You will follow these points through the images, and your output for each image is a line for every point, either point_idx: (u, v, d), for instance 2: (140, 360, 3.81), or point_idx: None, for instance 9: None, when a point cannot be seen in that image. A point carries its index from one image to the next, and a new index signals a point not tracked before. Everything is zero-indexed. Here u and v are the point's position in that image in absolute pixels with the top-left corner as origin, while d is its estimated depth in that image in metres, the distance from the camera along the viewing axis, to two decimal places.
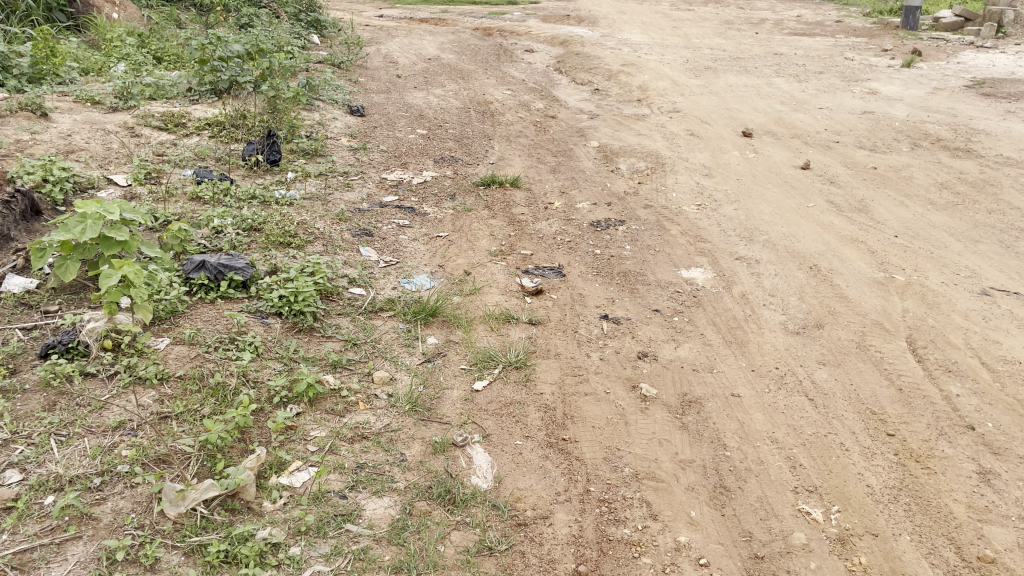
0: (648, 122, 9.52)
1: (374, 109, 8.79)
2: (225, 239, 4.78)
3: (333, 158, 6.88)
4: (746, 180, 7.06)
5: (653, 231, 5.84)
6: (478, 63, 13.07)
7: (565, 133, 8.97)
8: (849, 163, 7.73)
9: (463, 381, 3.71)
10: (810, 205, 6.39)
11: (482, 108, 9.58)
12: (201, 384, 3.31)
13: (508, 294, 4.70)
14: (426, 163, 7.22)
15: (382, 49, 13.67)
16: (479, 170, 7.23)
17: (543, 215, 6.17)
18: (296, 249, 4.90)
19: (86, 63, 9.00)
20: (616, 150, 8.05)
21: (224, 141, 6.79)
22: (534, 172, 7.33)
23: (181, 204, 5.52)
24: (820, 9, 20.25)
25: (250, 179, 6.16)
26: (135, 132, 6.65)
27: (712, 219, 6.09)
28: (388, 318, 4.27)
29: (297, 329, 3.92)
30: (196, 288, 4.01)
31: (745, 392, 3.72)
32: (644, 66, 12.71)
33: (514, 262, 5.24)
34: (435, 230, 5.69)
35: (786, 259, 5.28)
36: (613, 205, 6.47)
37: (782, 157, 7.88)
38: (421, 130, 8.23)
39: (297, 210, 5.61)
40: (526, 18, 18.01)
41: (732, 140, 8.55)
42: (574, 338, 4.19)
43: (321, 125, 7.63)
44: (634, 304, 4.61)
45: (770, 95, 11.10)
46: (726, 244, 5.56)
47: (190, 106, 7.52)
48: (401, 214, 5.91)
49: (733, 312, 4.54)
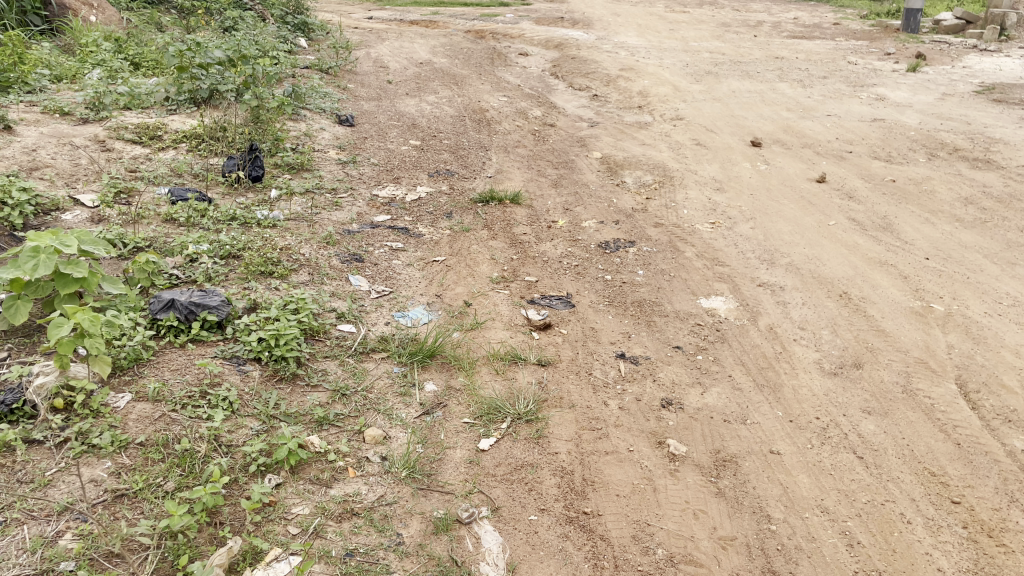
0: (651, 131, 9.11)
1: (364, 118, 8.35)
2: (200, 269, 4.33)
3: (320, 173, 6.44)
4: (760, 195, 6.65)
5: (666, 253, 5.42)
6: (472, 67, 12.64)
7: (565, 143, 8.55)
8: (866, 175, 7.33)
9: (467, 439, 3.27)
10: (831, 223, 5.97)
11: (477, 116, 9.15)
12: (165, 453, 2.86)
13: (513, 328, 4.27)
14: (419, 178, 6.78)
15: (372, 53, 13.23)
16: (476, 184, 6.80)
17: (546, 236, 5.74)
18: (279, 278, 4.46)
19: (59, 70, 8.54)
20: (620, 162, 7.64)
21: (202, 155, 6.34)
22: (535, 186, 6.90)
23: (154, 227, 5.07)
24: (817, 11, 19.89)
25: (230, 198, 5.71)
26: (106, 146, 6.20)
27: (729, 239, 5.67)
28: (381, 360, 3.83)
29: (278, 377, 3.47)
30: (164, 331, 3.56)
31: (785, 448, 3.30)
32: (643, 71, 12.29)
33: (518, 290, 4.80)
34: (431, 254, 5.25)
35: (813, 286, 4.86)
36: (621, 223, 6.05)
37: (795, 169, 7.48)
38: (413, 140, 7.79)
39: (280, 232, 5.17)
40: (518, 20, 17.58)
41: (740, 150, 8.14)
42: (589, 383, 3.75)
43: (308, 137, 7.18)
44: (652, 340, 4.19)
45: (775, 101, 10.72)
46: (746, 268, 5.14)
47: (167, 117, 7.06)
48: (393, 235, 5.47)
49: (761, 348, 4.12)
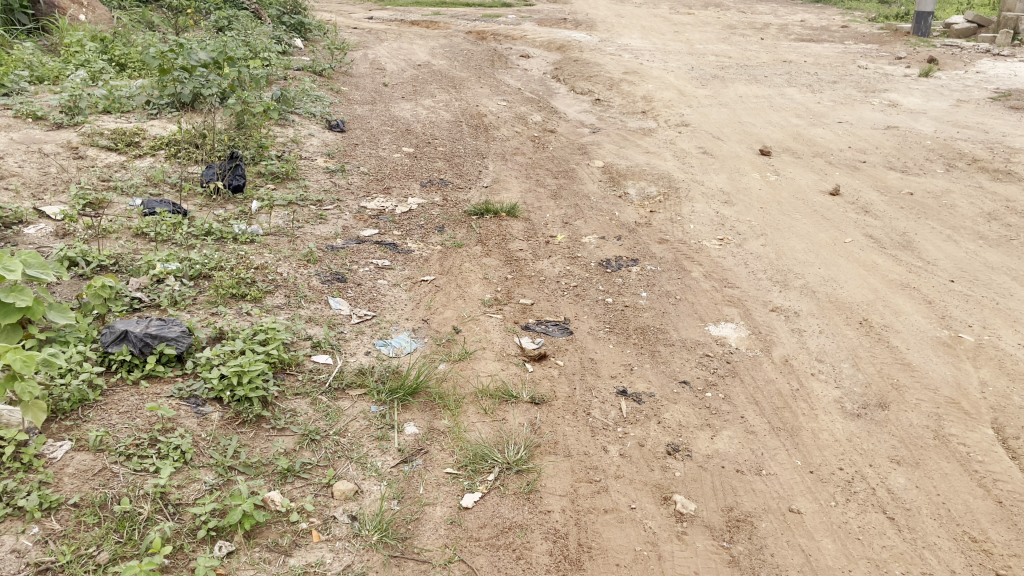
0: (656, 138, 8.76)
1: (356, 123, 8.00)
2: (165, 292, 3.98)
3: (306, 182, 6.09)
4: (770, 208, 6.29)
5: (672, 273, 5.06)
6: (471, 70, 12.28)
7: (565, 150, 8.20)
8: (881, 187, 6.97)
9: (449, 494, 2.92)
10: (847, 240, 5.62)
11: (475, 121, 8.79)
12: (101, 516, 2.52)
13: (506, 359, 3.91)
14: (411, 188, 6.42)
15: (369, 54, 12.88)
16: (470, 195, 6.45)
17: (544, 252, 5.39)
18: (252, 302, 4.11)
19: (40, 70, 8.20)
20: (623, 171, 7.28)
21: (182, 163, 5.99)
22: (533, 198, 6.54)
23: (122, 242, 4.72)
24: (825, 13, 19.51)
25: (208, 210, 5.36)
26: (78, 152, 5.84)
27: (738, 258, 5.31)
28: (357, 396, 3.47)
29: (240, 420, 3.12)
30: (115, 367, 3.21)
31: (806, 506, 2.95)
32: (647, 74, 11.93)
33: (512, 313, 4.45)
34: (420, 273, 4.89)
35: (831, 312, 4.51)
36: (623, 238, 5.69)
37: (806, 180, 7.12)
38: (406, 147, 7.44)
39: (258, 248, 4.82)
40: (521, 21, 17.23)
41: (749, 159, 7.78)
42: (587, 425, 3.40)
43: (295, 143, 6.83)
44: (657, 374, 3.83)
45: (784, 107, 10.36)
46: (758, 291, 4.78)
47: (147, 121, 6.71)
48: (380, 252, 5.12)
49: (777, 384, 3.76)
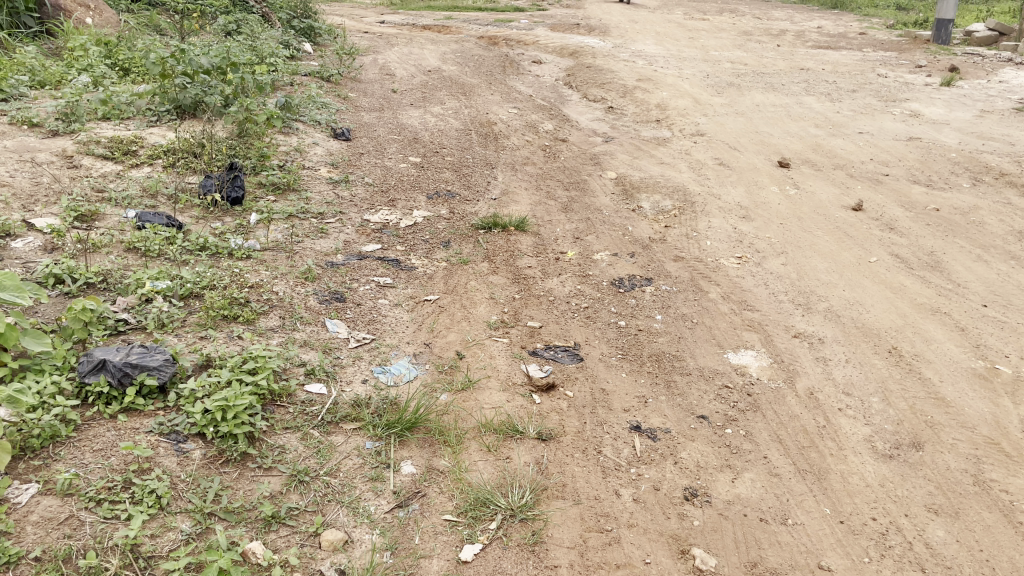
0: (670, 148, 8.52)
1: (363, 131, 7.79)
2: (152, 314, 3.77)
3: (308, 193, 5.88)
4: (790, 224, 6.03)
5: (688, 294, 4.81)
6: (482, 76, 12.07)
7: (577, 160, 7.96)
8: (905, 202, 6.70)
9: (447, 545, 2.68)
10: (872, 260, 5.36)
11: (484, 129, 8.58)
12: (65, 571, 2.30)
13: (511, 389, 3.67)
14: (417, 200, 6.20)
15: (379, 60, 12.69)
16: (478, 208, 6.23)
17: (554, 270, 5.15)
18: (244, 325, 3.89)
19: (42, 75, 8.04)
20: (636, 184, 7.04)
21: (180, 172, 5.79)
22: (543, 211, 6.31)
23: (112, 258, 4.51)
24: (842, 20, 19.20)
25: (204, 223, 5.16)
26: (73, 161, 5.65)
27: (757, 278, 5.06)
28: (351, 431, 3.24)
29: (223, 459, 2.90)
30: (92, 399, 3.00)
31: (837, 563, 2.71)
32: (662, 82, 11.69)
33: (519, 337, 4.21)
34: (424, 292, 4.67)
35: (857, 339, 4.25)
36: (637, 255, 5.44)
37: (827, 195, 6.85)
38: (413, 157, 7.22)
39: (254, 265, 4.60)
40: (533, 26, 17.04)
41: (767, 171, 7.53)
42: (598, 465, 3.16)
43: (298, 152, 6.62)
44: (673, 407, 3.59)
45: (802, 116, 10.10)
46: (779, 315, 4.53)
47: (146, 128, 6.53)
48: (382, 269, 4.90)
49: (802, 420, 3.51)
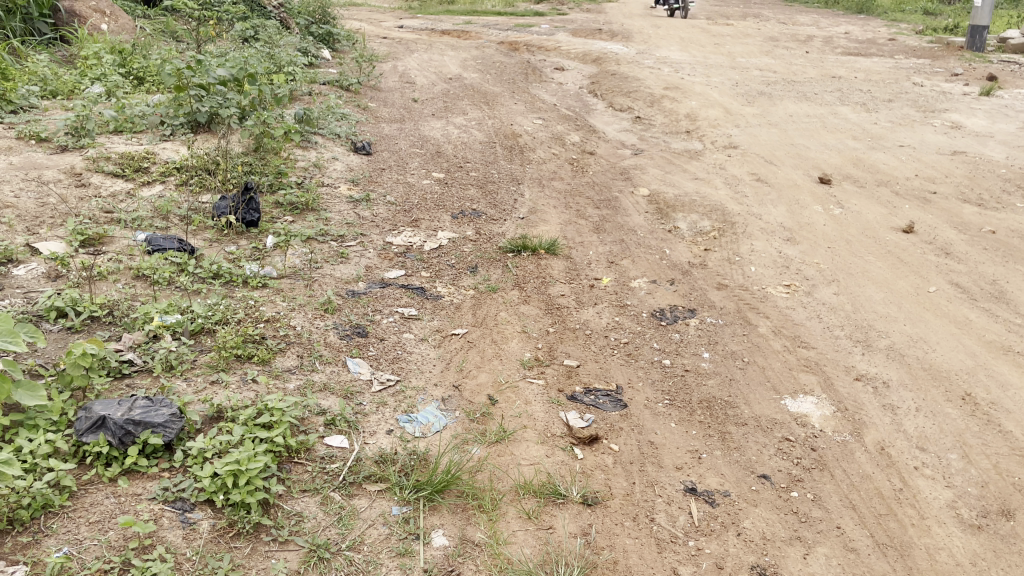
0: (703, 161, 8.16)
1: (383, 144, 7.49)
2: (160, 355, 3.47)
3: (327, 214, 5.58)
4: (839, 248, 5.68)
5: (736, 328, 4.47)
6: (504, 84, 11.74)
7: (606, 175, 7.62)
8: (958, 223, 6.32)
9: None
10: (931, 289, 5.00)
11: (509, 141, 8.26)
12: None
13: (550, 441, 3.34)
14: (441, 220, 5.89)
15: (398, 67, 12.40)
16: (506, 228, 5.91)
17: (589, 299, 4.82)
18: (258, 366, 3.58)
19: (54, 84, 7.81)
20: (670, 201, 6.69)
21: (193, 191, 5.51)
22: (574, 232, 5.98)
23: (119, 287, 4.22)
24: (869, 25, 18.73)
25: (217, 247, 4.87)
26: (81, 180, 5.37)
27: (809, 310, 4.71)
28: (376, 493, 2.92)
29: (234, 531, 2.58)
30: (91, 461, 2.70)
31: None
32: (689, 90, 11.32)
33: (556, 377, 3.88)
34: (451, 324, 4.34)
35: (925, 383, 3.90)
36: (676, 282, 5.10)
37: (874, 215, 6.48)
38: (436, 172, 6.91)
39: (270, 295, 4.30)
40: (555, 31, 16.70)
41: (807, 188, 7.17)
42: (652, 536, 2.82)
43: (317, 168, 6.32)
44: (730, 464, 3.24)
45: (838, 128, 9.71)
46: (836, 354, 4.19)
47: (158, 143, 6.25)
48: (406, 298, 4.58)
49: (875, 482, 3.18)
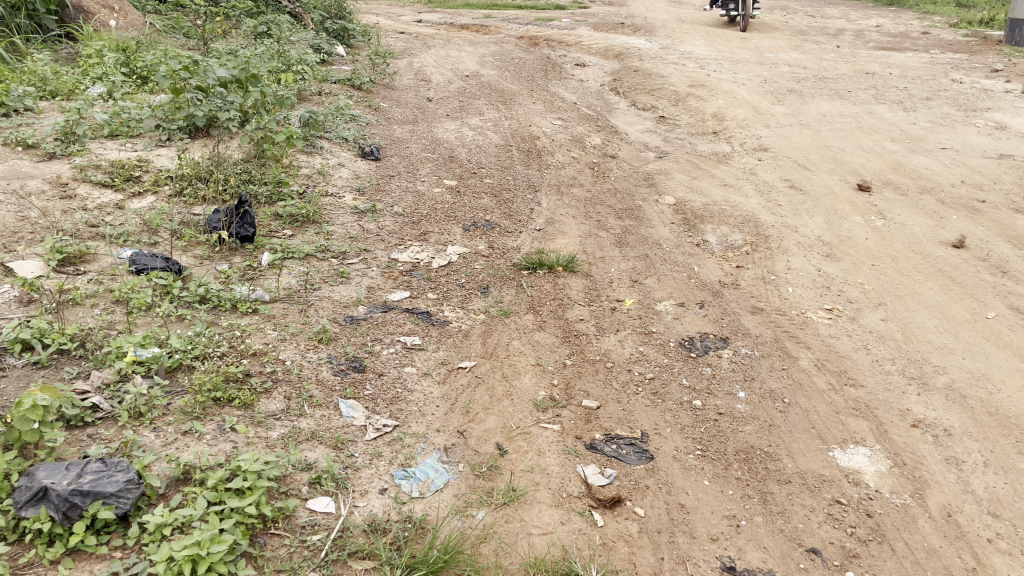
0: (732, 165, 7.70)
1: (393, 148, 7.09)
2: (128, 398, 3.09)
3: (329, 227, 5.20)
4: (884, 266, 5.22)
5: (774, 360, 4.03)
6: (523, 81, 11.29)
7: (629, 181, 7.17)
8: (1013, 237, 5.83)
9: None
10: (989, 315, 4.55)
11: (526, 144, 7.83)
12: None
13: (566, 503, 2.93)
14: (451, 232, 5.48)
15: (414, 64, 11.98)
16: (521, 242, 5.50)
17: (610, 325, 4.40)
18: (239, 411, 3.20)
19: (51, 84, 7.46)
20: (698, 211, 6.24)
21: (186, 203, 5.14)
22: (594, 246, 5.56)
23: (94, 314, 3.84)
24: (902, 18, 18.03)
25: (208, 266, 4.50)
26: (66, 190, 5.01)
27: (856, 339, 4.27)
28: (364, 572, 2.52)
29: None
30: (30, 540, 2.34)
31: None
32: (716, 88, 10.82)
33: (574, 420, 3.46)
34: (458, 356, 3.93)
35: (993, 432, 3.48)
36: (707, 305, 4.67)
37: (920, 227, 6.01)
38: (448, 179, 6.50)
39: (260, 322, 3.91)
40: (576, 25, 16.19)
41: (845, 196, 6.69)
42: None
43: (321, 176, 5.94)
44: (774, 535, 2.84)
45: (875, 128, 9.18)
46: (888, 394, 3.76)
47: (153, 148, 5.88)
48: (410, 324, 4.18)
49: (943, 561, 2.78)
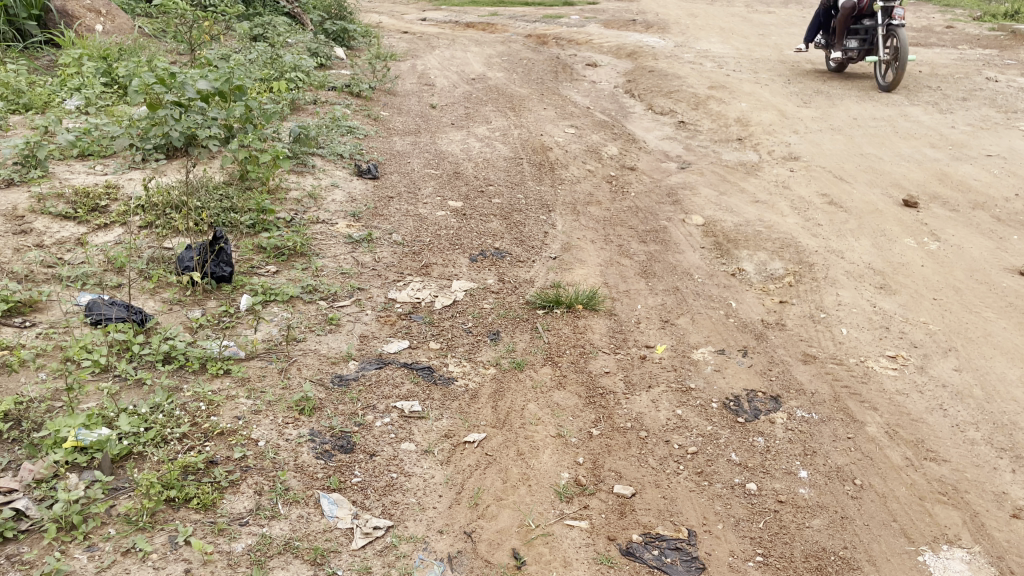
0: (762, 177, 7.08)
1: (393, 164, 6.50)
2: (58, 505, 2.50)
3: (319, 261, 4.62)
4: (947, 299, 4.61)
5: (837, 426, 3.43)
6: (532, 84, 10.68)
7: (651, 197, 6.57)
8: None
9: None
10: None
11: (538, 156, 7.23)
12: None
13: None
14: (456, 264, 4.89)
15: (417, 66, 11.39)
16: (535, 274, 4.91)
17: (641, 380, 3.80)
18: (196, 515, 2.61)
19: (25, 97, 6.91)
20: (730, 234, 5.63)
21: (158, 235, 4.57)
22: (617, 277, 4.96)
23: (37, 380, 3.26)
24: (922, 11, 17.25)
25: (177, 315, 3.92)
26: (21, 225, 4.44)
27: (929, 396, 3.67)
28: None
29: None
30: None
31: None
32: (738, 90, 10.19)
33: (605, 514, 2.87)
34: (465, 425, 3.34)
35: None
36: (750, 352, 4.06)
37: (979, 250, 5.39)
38: (453, 199, 5.91)
39: (231, 388, 3.32)
40: (585, 22, 15.55)
41: (891, 213, 6.08)
42: None
43: (311, 200, 5.36)
44: None
45: (912, 133, 8.54)
46: (978, 472, 3.16)
47: (125, 171, 5.30)
48: (409, 383, 3.58)
49: None
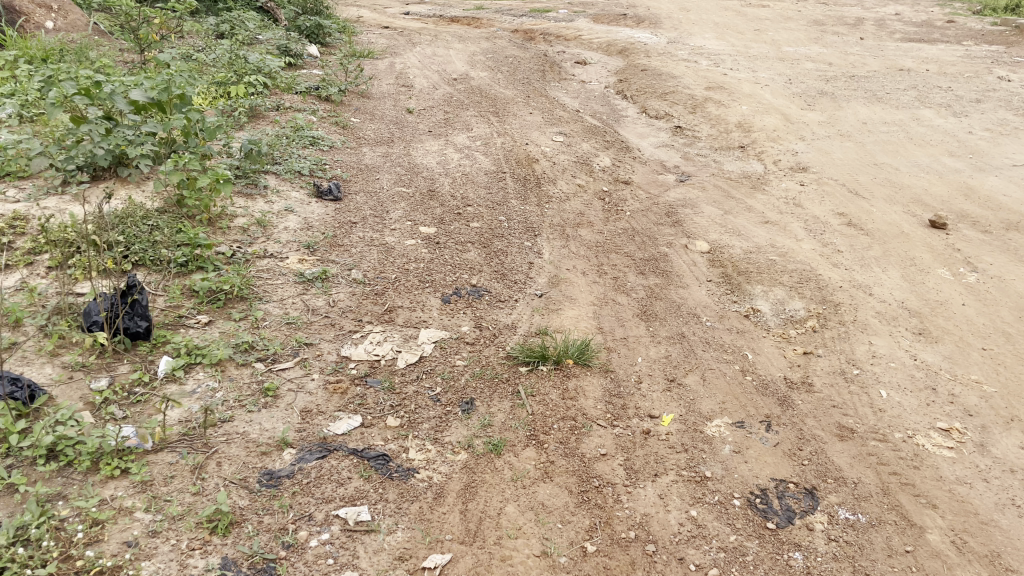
0: (771, 192, 6.41)
1: (359, 180, 5.77)
2: None
3: (260, 308, 3.89)
4: (999, 351, 3.94)
5: (891, 535, 2.76)
6: (518, 85, 9.93)
7: (648, 216, 5.87)
8: None
9: None
10: None
11: (522, 168, 6.52)
12: None
13: None
14: (425, 307, 4.19)
15: (395, 65, 10.64)
16: (517, 318, 4.20)
17: (646, 465, 3.10)
18: None
19: None
20: (741, 263, 4.94)
21: (69, 278, 3.82)
22: (613, 319, 4.26)
23: None
24: (923, 4, 16.32)
25: (77, 384, 3.17)
26: None
27: (997, 488, 3.01)
28: None
29: None
30: None
31: None
32: (738, 91, 9.49)
33: None
34: (425, 541, 2.64)
35: None
36: (775, 425, 3.37)
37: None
38: (425, 224, 5.20)
39: (126, 497, 2.60)
40: (573, 16, 14.77)
41: (918, 237, 5.41)
42: None
43: (259, 229, 4.64)
44: None
45: (928, 140, 7.87)
46: None
47: (41, 199, 4.54)
48: (357, 481, 2.87)
49: None
